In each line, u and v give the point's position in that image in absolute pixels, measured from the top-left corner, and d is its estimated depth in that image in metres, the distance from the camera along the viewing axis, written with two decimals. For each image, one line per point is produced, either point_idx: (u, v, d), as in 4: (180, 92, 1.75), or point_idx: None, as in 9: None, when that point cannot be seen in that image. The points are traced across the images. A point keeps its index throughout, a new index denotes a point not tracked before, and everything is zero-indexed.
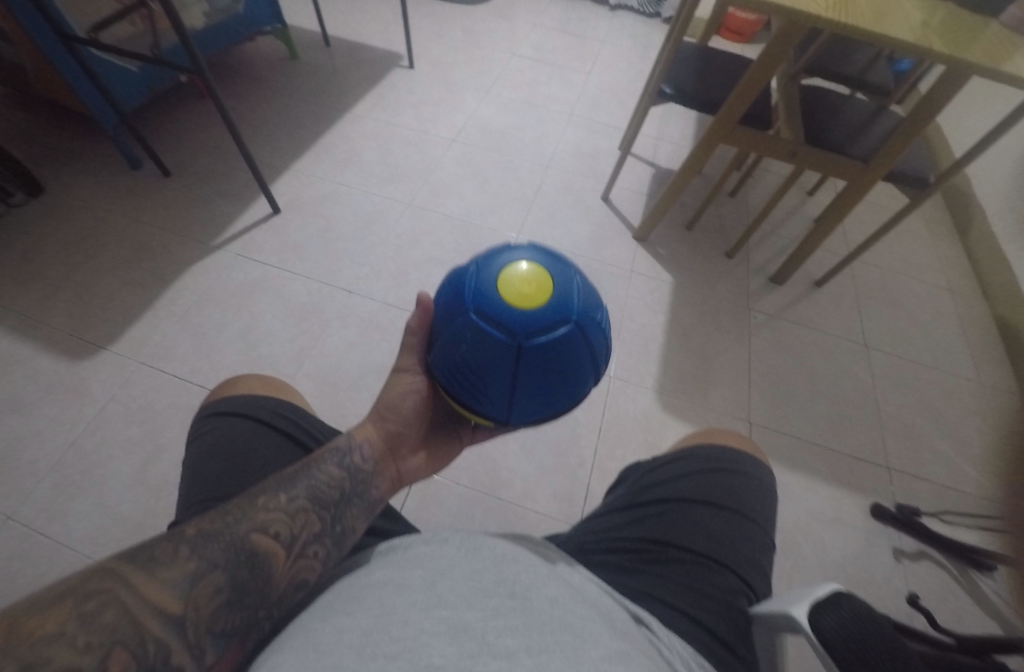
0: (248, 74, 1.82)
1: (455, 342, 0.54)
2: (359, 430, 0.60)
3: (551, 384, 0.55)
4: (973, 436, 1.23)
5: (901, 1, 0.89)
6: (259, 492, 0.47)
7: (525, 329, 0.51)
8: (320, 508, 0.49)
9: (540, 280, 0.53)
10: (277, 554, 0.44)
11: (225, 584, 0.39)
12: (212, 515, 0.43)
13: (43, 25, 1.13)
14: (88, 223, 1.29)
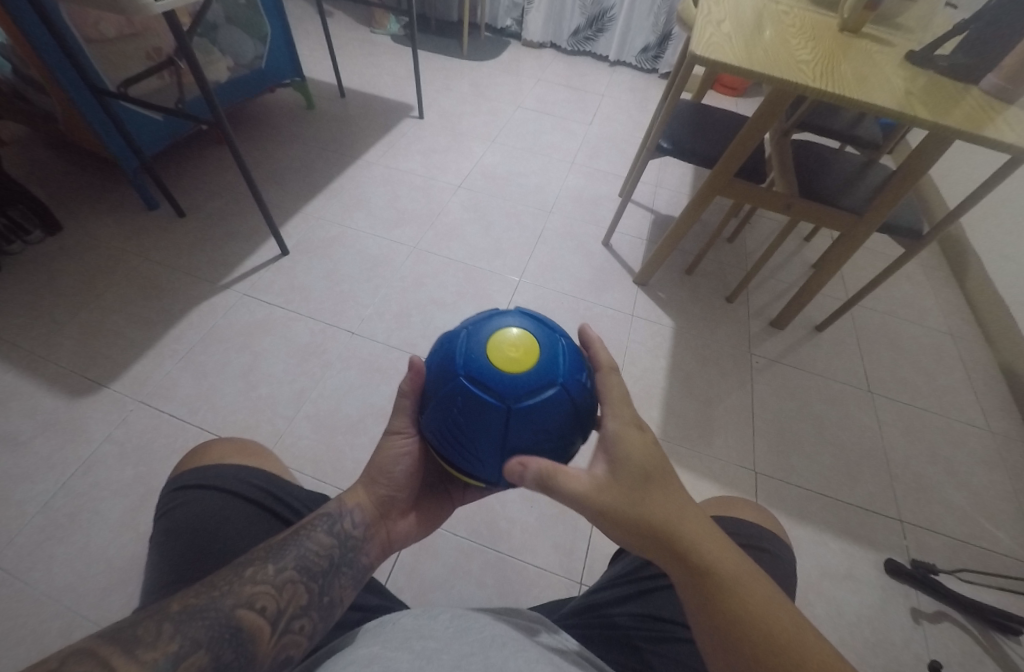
0: (265, 122, 1.91)
1: (446, 405, 0.54)
2: (350, 493, 0.61)
3: (542, 448, 0.54)
4: (986, 486, 1.20)
5: (885, 70, 0.94)
6: (246, 564, 0.48)
7: (515, 391, 0.52)
8: (308, 579, 0.50)
9: (529, 344, 0.54)
10: (263, 628, 0.44)
11: (209, 662, 0.39)
12: (196, 590, 0.43)
13: (77, 81, 1.20)
14: (100, 262, 1.32)
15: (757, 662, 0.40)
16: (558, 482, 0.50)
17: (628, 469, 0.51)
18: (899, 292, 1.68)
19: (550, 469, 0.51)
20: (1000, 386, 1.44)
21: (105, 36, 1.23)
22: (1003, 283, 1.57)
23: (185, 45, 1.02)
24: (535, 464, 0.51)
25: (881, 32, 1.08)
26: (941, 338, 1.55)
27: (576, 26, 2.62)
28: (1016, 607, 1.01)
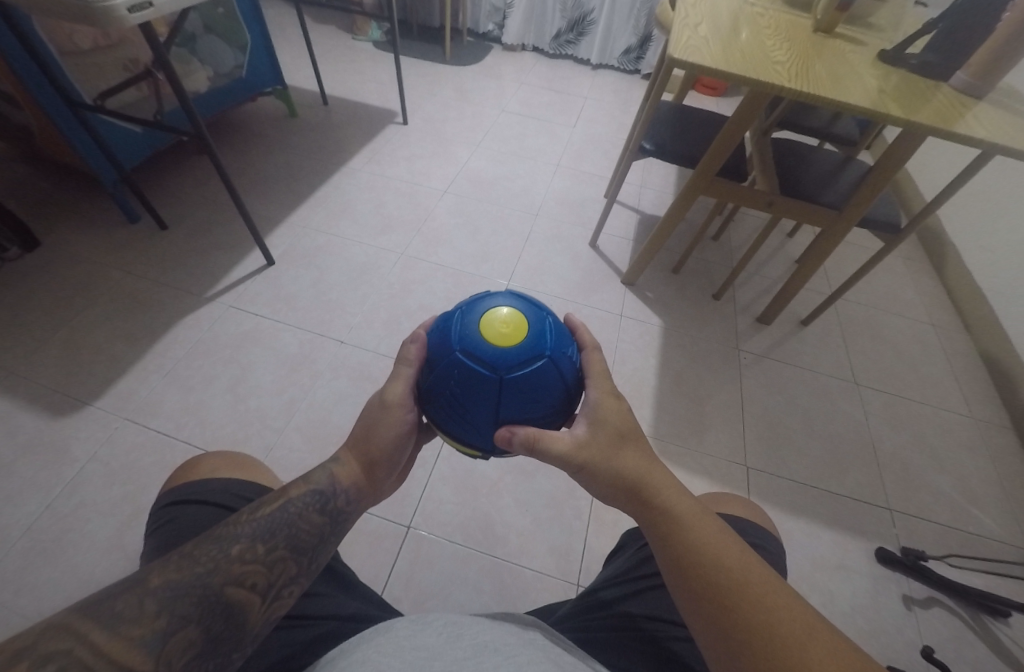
0: (247, 131, 1.90)
1: (440, 379, 0.55)
2: (339, 465, 0.58)
3: (532, 418, 0.54)
4: (971, 472, 1.23)
5: (858, 69, 0.96)
6: (231, 540, 0.45)
7: (508, 364, 0.53)
8: (296, 554, 0.49)
9: (519, 320, 0.55)
10: (252, 599, 0.43)
11: (200, 637, 0.38)
12: (176, 563, 0.41)
13: (53, 95, 1.18)
14: (80, 277, 1.30)
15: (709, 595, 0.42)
16: (542, 446, 0.51)
17: (605, 428, 0.52)
18: (881, 284, 1.71)
19: (535, 434, 0.51)
20: (982, 374, 1.47)
21: (80, 48, 1.21)
22: (979, 273, 1.61)
23: (162, 56, 1.00)
24: (521, 428, 0.51)
25: (853, 32, 1.11)
26: (923, 328, 1.58)
27: (557, 30, 2.64)
28: (1004, 590, 1.03)
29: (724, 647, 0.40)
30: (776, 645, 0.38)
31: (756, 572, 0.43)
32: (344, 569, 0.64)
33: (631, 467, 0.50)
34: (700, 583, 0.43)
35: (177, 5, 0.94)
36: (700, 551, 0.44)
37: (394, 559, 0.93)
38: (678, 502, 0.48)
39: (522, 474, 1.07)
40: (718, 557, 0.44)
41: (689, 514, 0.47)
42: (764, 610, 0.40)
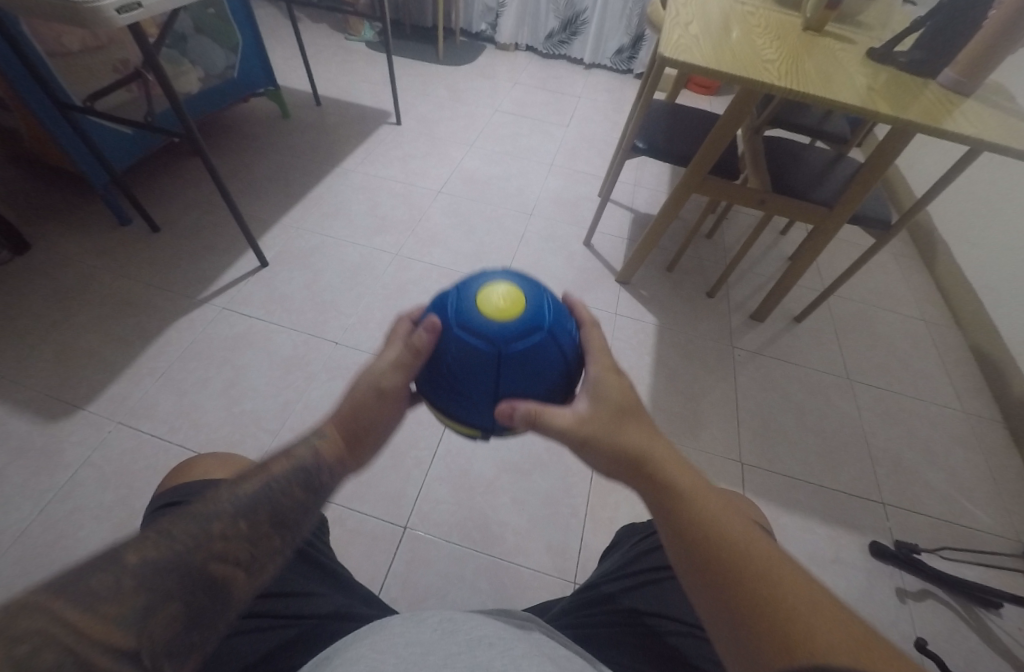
0: (239, 133, 1.89)
1: (440, 355, 0.55)
2: (323, 438, 0.54)
3: (533, 390, 0.55)
4: (964, 466, 1.24)
5: (847, 67, 0.97)
6: (213, 516, 0.41)
7: (505, 337, 0.53)
8: (277, 528, 0.44)
9: (516, 294, 0.56)
10: (237, 574, 0.40)
11: (183, 616, 0.35)
12: (151, 540, 0.37)
13: (42, 96, 1.17)
14: (71, 280, 1.29)
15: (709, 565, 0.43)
16: (544, 421, 0.52)
17: (606, 403, 0.53)
18: (873, 281, 1.72)
19: (536, 409, 0.52)
20: (973, 368, 1.48)
21: (69, 49, 1.20)
22: (969, 268, 1.63)
23: (152, 57, 0.99)
24: (522, 405, 0.53)
25: (843, 30, 1.12)
26: (914, 324, 1.59)
27: (550, 30, 2.64)
28: (996, 582, 1.04)
29: (725, 616, 0.40)
30: (779, 614, 0.38)
31: (758, 546, 0.43)
32: (341, 569, 0.64)
33: (632, 441, 0.50)
34: (703, 556, 0.43)
35: (167, 5, 0.93)
36: (703, 523, 0.45)
37: (391, 559, 0.93)
38: (679, 475, 0.48)
39: (517, 474, 1.07)
40: (719, 529, 0.44)
41: (690, 487, 0.48)
42: (766, 582, 0.40)
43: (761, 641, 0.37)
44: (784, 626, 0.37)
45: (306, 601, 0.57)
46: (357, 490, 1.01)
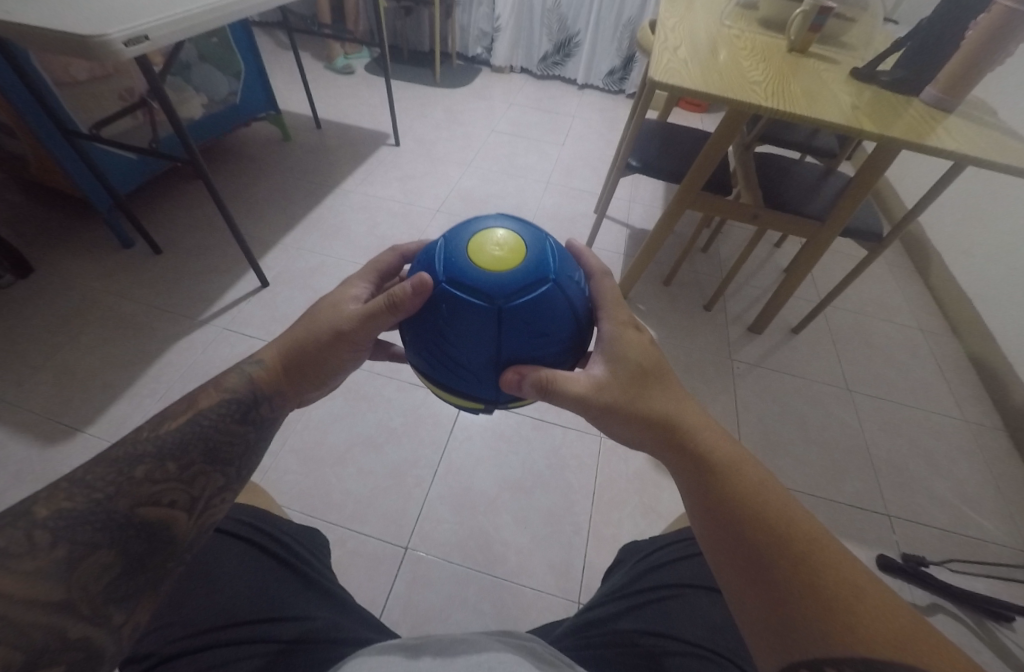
0: (241, 156, 1.92)
1: (436, 316, 0.53)
2: (260, 367, 0.57)
3: (537, 346, 0.53)
4: (967, 476, 1.23)
5: (832, 86, 0.99)
6: (135, 460, 0.45)
7: (505, 290, 0.51)
8: (212, 464, 0.49)
9: (514, 244, 0.53)
10: (178, 514, 0.45)
11: (116, 559, 0.40)
12: (64, 492, 0.41)
13: (49, 125, 1.20)
14: (74, 304, 1.30)
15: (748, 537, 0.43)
16: (556, 387, 0.50)
17: (627, 366, 0.52)
18: (869, 291, 1.74)
19: (547, 376, 0.51)
20: (972, 377, 1.48)
21: (76, 79, 1.24)
22: (964, 278, 1.64)
23: (157, 85, 1.02)
24: (531, 372, 0.52)
25: (827, 51, 1.15)
26: (911, 334, 1.60)
27: (544, 52, 2.71)
28: (1005, 594, 1.03)
29: (758, 597, 0.41)
30: (814, 598, 0.38)
31: (793, 522, 0.43)
32: (343, 594, 0.64)
33: (659, 414, 0.51)
34: (742, 527, 0.43)
35: (173, 37, 0.96)
36: (738, 496, 0.45)
37: (392, 581, 0.92)
38: (709, 449, 0.49)
39: (519, 491, 1.07)
40: (752, 507, 0.44)
41: (721, 462, 0.48)
42: (803, 561, 0.40)
43: (810, 612, 0.37)
44: (820, 613, 0.37)
45: (306, 624, 0.56)
46: (357, 510, 1.01)
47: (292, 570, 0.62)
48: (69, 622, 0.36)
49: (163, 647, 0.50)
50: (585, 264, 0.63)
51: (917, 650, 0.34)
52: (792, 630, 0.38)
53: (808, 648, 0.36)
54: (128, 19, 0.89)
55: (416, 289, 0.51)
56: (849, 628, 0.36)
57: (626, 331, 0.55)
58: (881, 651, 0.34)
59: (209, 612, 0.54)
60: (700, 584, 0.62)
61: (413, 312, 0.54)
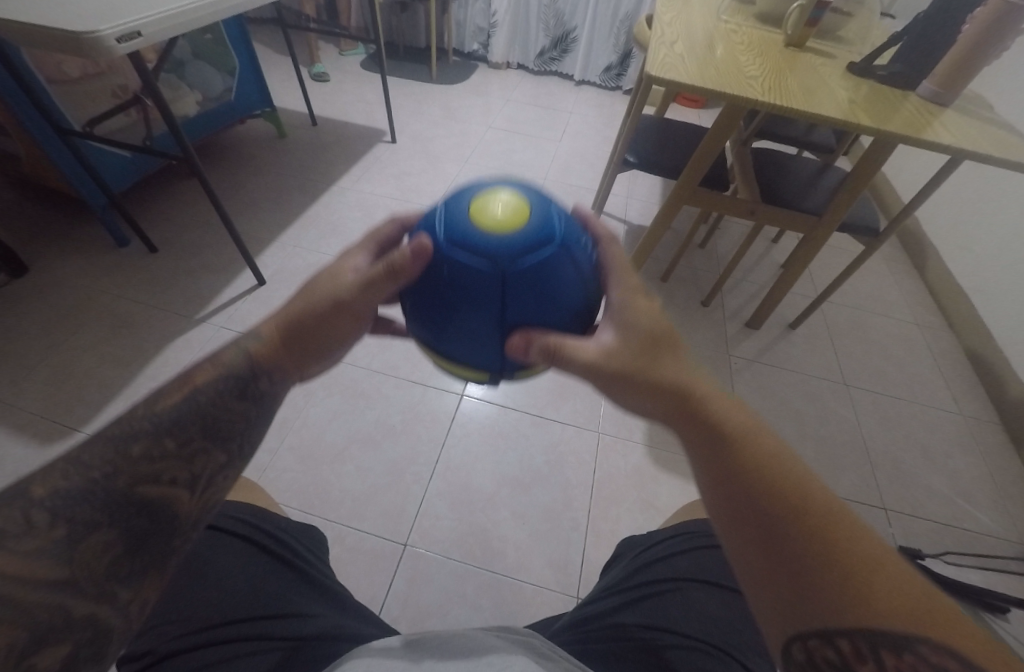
0: (236, 153, 1.91)
1: (440, 281, 0.52)
2: (259, 341, 0.54)
3: (545, 310, 0.52)
4: (964, 469, 1.24)
5: (828, 81, 0.99)
6: (130, 438, 0.42)
7: (510, 252, 0.50)
8: (213, 441, 0.47)
9: (518, 206, 0.52)
10: (179, 492, 0.43)
11: (119, 539, 0.38)
12: (60, 471, 0.39)
13: (42, 122, 1.19)
14: (70, 302, 1.29)
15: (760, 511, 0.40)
16: (564, 354, 0.49)
17: (636, 333, 0.49)
18: (866, 286, 1.74)
19: (555, 341, 0.50)
20: (968, 371, 1.49)
21: (69, 76, 1.23)
22: (960, 272, 1.65)
23: (151, 83, 1.01)
24: (539, 338, 0.51)
25: (824, 46, 1.15)
26: (908, 328, 1.61)
27: (541, 47, 2.70)
28: (1001, 586, 1.04)
29: (767, 572, 0.38)
30: (828, 573, 0.36)
31: (810, 493, 0.40)
32: (341, 589, 0.64)
33: (669, 381, 0.48)
34: (753, 500, 0.40)
35: (167, 34, 0.95)
36: (749, 466, 0.42)
37: (391, 578, 0.92)
38: (722, 416, 0.46)
39: (518, 488, 1.07)
40: (766, 475, 0.41)
41: (734, 430, 0.45)
42: (819, 534, 0.37)
43: (823, 587, 0.35)
44: (834, 589, 0.35)
45: (304, 621, 0.56)
46: (356, 508, 1.01)
47: (290, 567, 0.62)
48: (75, 601, 0.35)
49: (163, 644, 0.51)
50: (594, 229, 0.61)
51: (938, 628, 0.32)
52: (802, 602, 0.36)
53: (819, 624, 0.35)
54: (121, 15, 0.88)
55: (415, 254, 0.49)
56: (864, 603, 0.34)
57: (638, 298, 0.52)
58: (898, 629, 0.32)
59: (207, 609, 0.54)
60: (699, 578, 0.62)
61: (416, 277, 0.53)
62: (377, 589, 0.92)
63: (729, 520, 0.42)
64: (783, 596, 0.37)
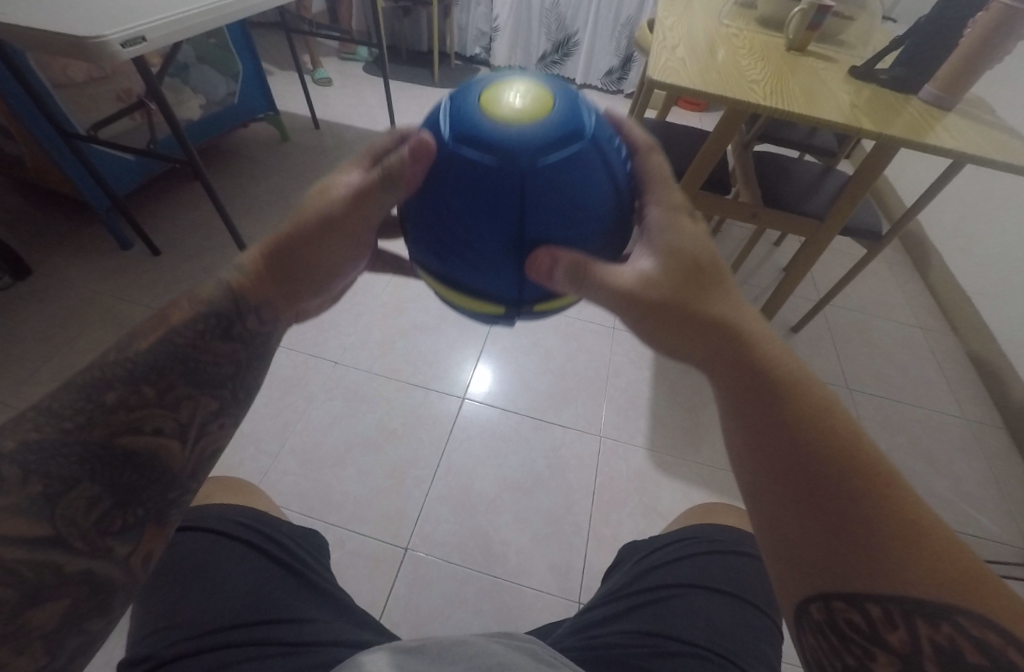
0: (239, 156, 1.92)
1: (449, 189, 0.45)
2: (240, 271, 0.52)
3: (571, 220, 0.45)
4: (968, 474, 1.23)
5: (830, 85, 0.99)
6: (103, 386, 0.43)
7: (529, 147, 0.43)
8: (202, 387, 0.48)
9: (539, 96, 0.45)
10: (170, 441, 0.45)
11: (108, 491, 0.41)
12: (32, 421, 0.39)
13: (47, 126, 1.20)
14: (73, 304, 1.30)
15: (811, 472, 0.40)
16: (597, 277, 0.45)
17: (680, 261, 0.46)
18: (868, 290, 1.74)
19: (584, 262, 0.45)
20: (972, 375, 1.48)
21: (73, 80, 1.24)
22: (963, 276, 1.65)
23: (155, 87, 1.02)
24: (566, 257, 0.45)
25: (826, 49, 1.15)
26: (911, 332, 1.60)
27: (542, 51, 2.71)
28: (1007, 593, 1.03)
29: (808, 531, 0.39)
30: (876, 535, 0.36)
31: (862, 455, 0.40)
32: (342, 594, 0.64)
33: (717, 317, 0.45)
34: (804, 461, 0.40)
35: (172, 38, 0.96)
36: (801, 423, 0.42)
37: (392, 582, 0.92)
38: (773, 368, 0.45)
39: (519, 491, 1.07)
40: (817, 435, 0.41)
41: (786, 383, 0.43)
42: (870, 497, 0.37)
43: (869, 548, 0.36)
44: (877, 554, 0.36)
45: (304, 627, 0.56)
46: (357, 511, 1.01)
47: (291, 572, 0.62)
48: (66, 555, 0.38)
49: (163, 649, 0.52)
50: (628, 138, 0.54)
51: (979, 596, 0.33)
52: (844, 563, 0.37)
53: (858, 585, 0.36)
54: (127, 20, 0.89)
55: (417, 153, 0.45)
56: (909, 565, 0.35)
57: (679, 219, 0.49)
58: (935, 596, 0.33)
59: (207, 614, 0.54)
60: (702, 585, 0.61)
61: (416, 186, 0.48)
62: (378, 593, 0.92)
63: (771, 476, 0.42)
64: (819, 556, 0.38)
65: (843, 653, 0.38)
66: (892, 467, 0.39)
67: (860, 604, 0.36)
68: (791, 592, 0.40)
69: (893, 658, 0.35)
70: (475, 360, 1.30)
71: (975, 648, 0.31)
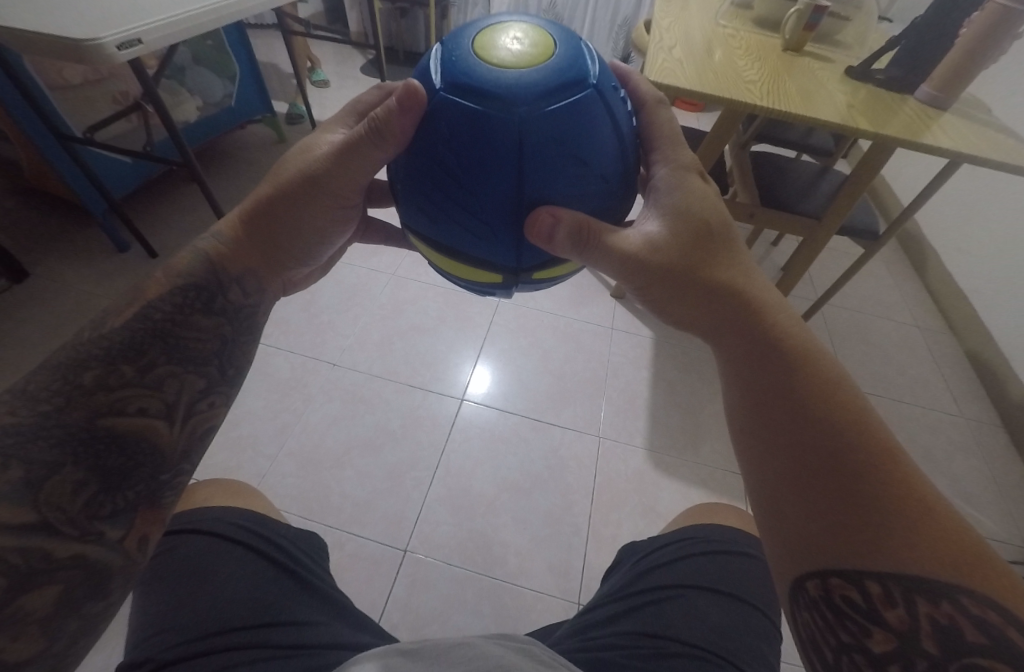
0: (237, 158, 1.92)
1: (445, 140, 0.45)
2: (221, 237, 0.54)
3: (572, 174, 0.45)
4: (966, 473, 1.23)
5: (826, 85, 1.00)
6: (81, 366, 0.43)
7: (527, 95, 0.42)
8: (184, 367, 0.48)
9: (538, 42, 0.44)
10: (159, 422, 0.45)
11: (94, 474, 0.40)
12: (8, 407, 0.39)
13: (42, 129, 1.20)
14: (69, 307, 1.29)
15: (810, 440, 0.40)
16: (594, 237, 0.46)
17: (689, 224, 0.48)
18: (866, 289, 1.74)
19: (585, 222, 0.45)
20: (969, 374, 1.49)
21: (69, 82, 1.23)
22: (959, 276, 1.65)
23: (151, 90, 1.02)
24: (568, 214, 0.45)
25: (822, 50, 1.15)
26: (908, 331, 1.61)
27: None
28: None
29: (809, 502, 0.39)
30: (877, 509, 0.36)
31: (868, 429, 0.40)
32: (341, 597, 0.64)
33: (724, 280, 0.48)
34: (807, 431, 0.41)
35: (167, 41, 0.96)
36: (805, 388, 0.42)
37: (391, 584, 0.92)
38: (781, 335, 0.46)
39: (518, 493, 1.07)
40: (823, 406, 0.41)
41: (796, 352, 0.45)
42: (882, 474, 0.37)
43: (871, 524, 0.36)
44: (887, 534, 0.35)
45: (304, 630, 0.56)
46: (356, 513, 1.01)
47: (291, 574, 0.61)
48: (57, 542, 0.37)
49: (161, 653, 0.51)
50: (635, 92, 0.56)
51: (982, 577, 0.32)
52: (844, 537, 0.37)
53: (856, 562, 0.36)
54: (122, 22, 0.89)
55: (405, 101, 0.44)
56: (910, 543, 0.35)
57: (687, 179, 0.51)
58: (938, 576, 0.33)
59: (206, 618, 0.54)
60: (703, 585, 0.61)
61: (406, 142, 0.48)
62: (375, 596, 0.91)
63: (778, 447, 0.42)
64: (823, 532, 0.38)
65: (838, 630, 0.38)
66: (902, 448, 0.39)
67: (858, 580, 0.36)
68: (787, 567, 0.40)
69: (889, 636, 0.34)
70: (473, 361, 1.30)
71: (975, 627, 0.31)
